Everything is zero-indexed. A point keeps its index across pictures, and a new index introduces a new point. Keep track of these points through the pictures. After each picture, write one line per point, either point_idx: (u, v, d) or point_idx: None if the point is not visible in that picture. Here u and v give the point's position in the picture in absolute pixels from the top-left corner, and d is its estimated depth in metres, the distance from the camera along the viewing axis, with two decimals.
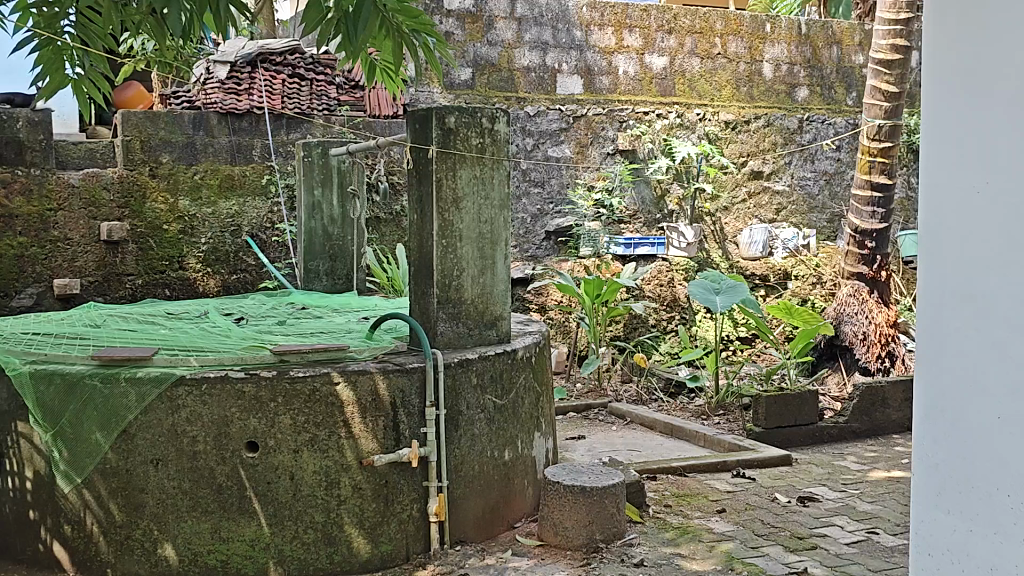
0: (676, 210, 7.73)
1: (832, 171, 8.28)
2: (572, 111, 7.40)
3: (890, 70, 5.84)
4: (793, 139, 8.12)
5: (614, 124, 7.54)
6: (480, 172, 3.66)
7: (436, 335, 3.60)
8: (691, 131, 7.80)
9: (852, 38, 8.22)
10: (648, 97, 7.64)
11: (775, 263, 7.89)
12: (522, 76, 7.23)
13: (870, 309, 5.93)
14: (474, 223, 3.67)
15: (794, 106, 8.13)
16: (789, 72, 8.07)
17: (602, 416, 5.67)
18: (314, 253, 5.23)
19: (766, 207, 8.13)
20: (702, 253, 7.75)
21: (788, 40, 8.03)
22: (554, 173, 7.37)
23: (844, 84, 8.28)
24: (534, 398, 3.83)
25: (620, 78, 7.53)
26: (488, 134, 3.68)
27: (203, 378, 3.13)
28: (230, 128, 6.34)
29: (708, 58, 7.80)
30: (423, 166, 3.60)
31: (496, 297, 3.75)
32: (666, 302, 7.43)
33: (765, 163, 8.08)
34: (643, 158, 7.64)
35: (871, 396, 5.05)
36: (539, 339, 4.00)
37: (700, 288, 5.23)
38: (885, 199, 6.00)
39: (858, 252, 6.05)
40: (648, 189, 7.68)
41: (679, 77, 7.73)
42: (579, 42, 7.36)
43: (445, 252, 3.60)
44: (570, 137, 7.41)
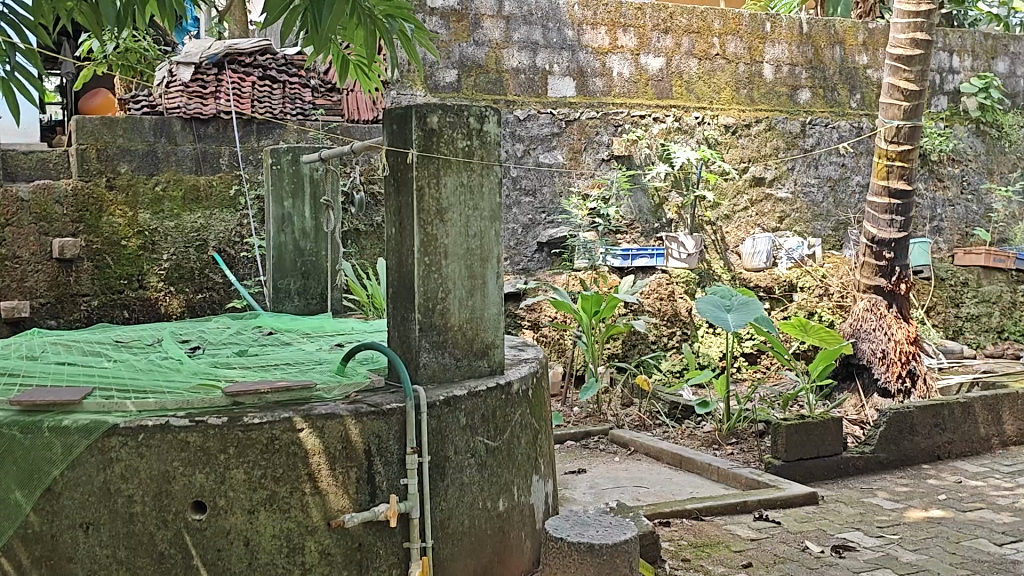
0: (675, 219, 7.26)
1: (837, 177, 7.84)
2: (564, 115, 6.93)
3: (909, 66, 5.41)
4: (796, 144, 7.68)
5: (609, 129, 7.08)
6: (467, 179, 3.19)
7: (418, 368, 3.12)
8: (689, 135, 7.35)
9: (856, 37, 7.81)
10: (643, 100, 7.19)
11: (780, 274, 7.44)
12: (510, 78, 6.76)
13: (890, 324, 5.51)
14: (461, 238, 3.19)
15: (796, 109, 7.70)
16: (791, 73, 7.65)
17: (602, 445, 5.19)
18: (284, 271, 4.74)
19: (769, 215, 7.67)
20: (703, 264, 7.29)
21: (789, 39, 7.60)
22: (546, 180, 6.91)
23: (849, 86, 7.85)
24: (531, 436, 3.36)
25: (615, 80, 7.09)
26: (476, 134, 3.21)
27: (141, 427, 2.66)
28: (194, 135, 5.87)
29: (707, 58, 7.37)
30: (401, 173, 3.12)
31: (487, 322, 3.28)
32: (666, 318, 6.95)
33: (767, 169, 7.63)
34: (640, 164, 7.18)
35: (899, 422, 4.58)
36: (536, 368, 3.52)
37: (710, 305, 4.75)
38: (904, 206, 5.56)
39: (874, 262, 5.62)
40: (645, 198, 7.18)
41: (676, 78, 7.29)
42: (571, 42, 6.91)
43: (428, 271, 3.12)
44: (562, 143, 6.94)
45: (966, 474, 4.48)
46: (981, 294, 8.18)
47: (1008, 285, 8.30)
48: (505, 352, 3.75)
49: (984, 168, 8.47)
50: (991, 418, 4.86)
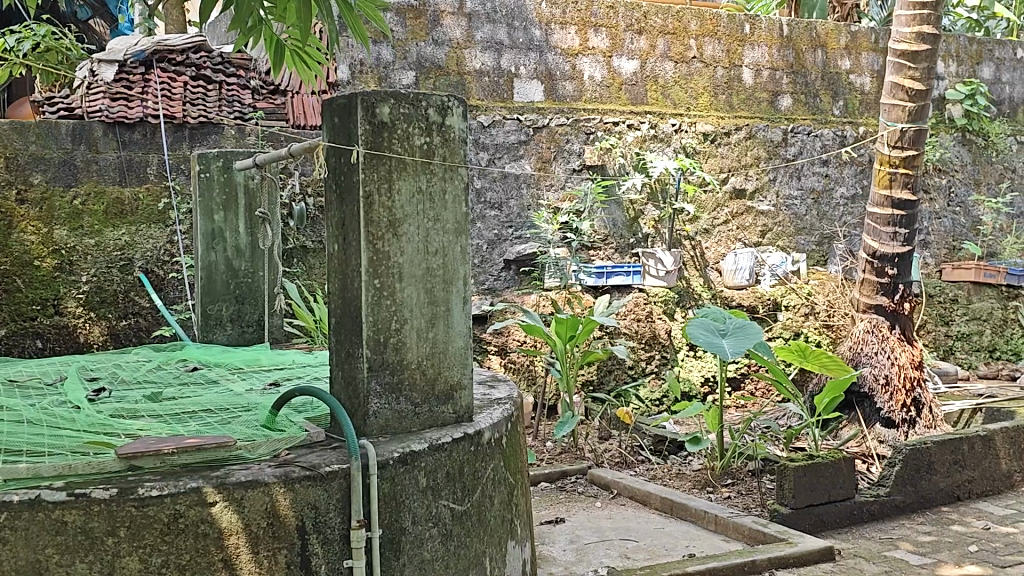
0: (651, 233, 6.73)
1: (820, 189, 7.36)
2: (531, 121, 6.39)
3: (915, 63, 4.97)
4: (777, 153, 7.20)
5: (581, 137, 6.55)
6: (426, 183, 2.61)
7: (367, 418, 2.52)
8: (666, 144, 6.84)
9: (837, 40, 7.35)
10: (617, 106, 6.66)
11: (763, 293, 7.00)
12: (473, 81, 6.21)
13: (892, 348, 5.04)
14: (420, 256, 2.61)
15: (777, 116, 7.21)
16: (771, 78, 7.16)
17: (580, 487, 4.61)
18: (214, 296, 4.12)
19: (750, 229, 7.17)
20: (682, 282, 6.77)
21: (769, 42, 7.12)
22: (512, 193, 6.36)
23: (831, 92, 7.38)
24: (507, 494, 2.77)
25: (586, 83, 6.55)
26: (437, 130, 2.63)
27: (2, 503, 2.03)
28: (118, 141, 5.24)
29: (683, 62, 6.86)
30: (345, 177, 2.56)
31: (452, 358, 2.68)
32: (644, 340, 6.41)
33: (747, 180, 7.14)
34: (614, 174, 6.66)
35: (916, 460, 4.07)
36: (510, 411, 2.94)
37: (702, 328, 4.24)
38: (907, 218, 5.08)
39: (875, 280, 5.13)
40: (620, 211, 6.66)
41: (651, 83, 6.77)
42: (539, 42, 6.37)
43: (378, 297, 2.54)
44: (530, 151, 6.40)
45: (992, 518, 3.97)
46: (971, 310, 7.79)
47: (999, 301, 7.89)
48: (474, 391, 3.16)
49: (970, 178, 8.07)
50: (1013, 452, 4.37)
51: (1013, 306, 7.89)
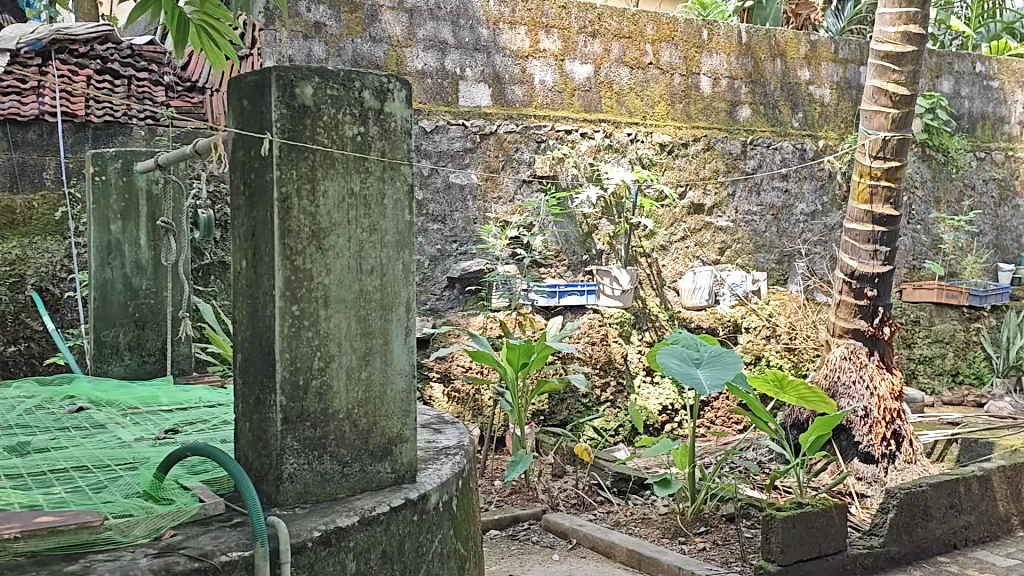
0: (606, 250, 6.27)
1: (780, 205, 6.97)
2: (478, 128, 5.89)
3: (900, 65, 4.61)
4: (736, 166, 6.79)
5: (531, 145, 6.07)
6: (360, 185, 2.08)
7: (281, 483, 1.98)
8: (621, 154, 6.38)
9: (797, 49, 6.94)
10: (569, 113, 6.19)
11: (723, 314, 6.55)
12: (416, 82, 5.66)
13: (872, 376, 4.64)
14: (350, 276, 2.07)
15: (736, 127, 6.79)
16: (729, 87, 6.73)
17: (534, 536, 4.08)
18: (109, 320, 3.52)
19: (708, 246, 6.73)
20: (638, 302, 6.30)
21: (727, 49, 6.69)
22: (457, 205, 5.83)
23: (790, 103, 6.98)
24: (457, 571, 2.24)
25: (536, 87, 6.07)
26: (374, 118, 2.11)
27: None
28: (10, 142, 4.62)
29: (639, 68, 6.40)
30: (256, 175, 2.01)
31: (391, 404, 2.15)
32: (599, 366, 5.95)
33: (706, 194, 6.71)
34: (567, 186, 6.19)
35: (911, 506, 3.64)
36: (461, 465, 2.40)
37: (674, 359, 3.77)
38: (889, 235, 4.70)
39: (853, 302, 4.74)
40: (573, 226, 6.18)
41: (606, 89, 6.30)
42: (486, 42, 5.87)
43: (297, 329, 1.99)
44: (476, 161, 5.89)
45: (997, 571, 3.55)
46: (933, 332, 7.49)
47: (961, 323, 7.60)
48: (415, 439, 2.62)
49: (930, 196, 7.79)
50: (1011, 493, 3.97)
51: (975, 328, 7.61)
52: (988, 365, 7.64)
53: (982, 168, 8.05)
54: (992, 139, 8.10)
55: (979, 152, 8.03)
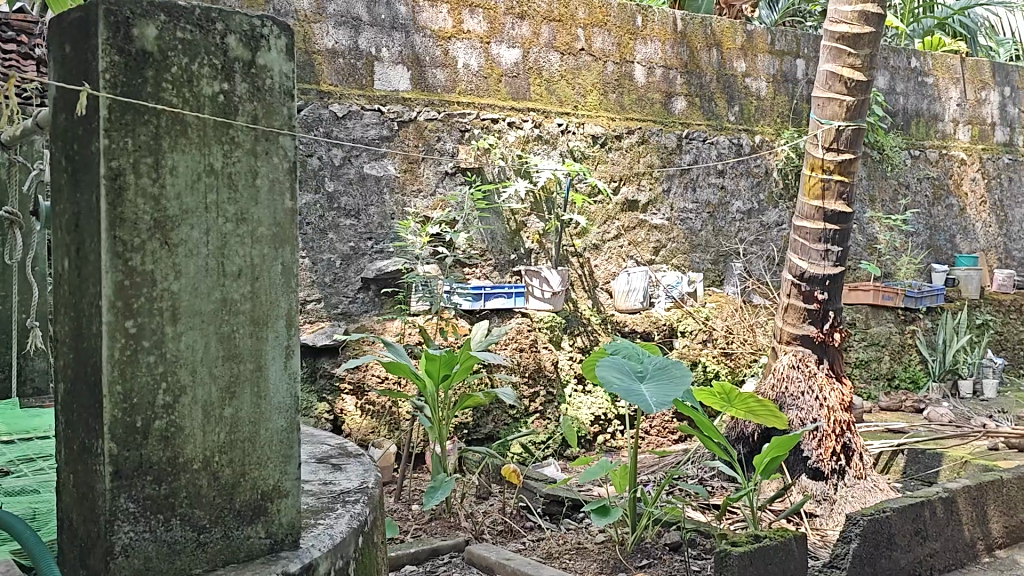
0: (535, 249, 5.83)
1: (715, 202, 6.63)
2: (396, 114, 5.38)
3: (856, 49, 4.29)
4: (671, 161, 6.41)
5: (454, 135, 5.58)
6: (222, 160, 1.60)
7: (112, 558, 1.49)
8: (551, 147, 5.94)
9: (733, 39, 6.60)
10: (495, 100, 5.72)
11: (658, 318, 6.13)
12: (325, 62, 5.15)
13: (821, 387, 4.30)
14: (210, 281, 1.58)
15: (670, 120, 6.41)
16: (664, 77, 6.35)
17: (455, 572, 3.59)
18: None
19: (642, 245, 6.33)
20: (568, 305, 5.87)
21: (662, 37, 6.31)
22: (372, 198, 5.31)
23: (726, 96, 6.63)
24: None
25: (460, 72, 5.59)
26: (241, 72, 1.62)
27: None
28: None
29: (570, 54, 5.97)
30: (79, 145, 1.51)
31: (267, 446, 1.68)
32: (529, 374, 5.45)
33: (640, 190, 6.32)
34: (493, 180, 5.71)
35: (876, 534, 3.27)
36: (363, 516, 1.94)
37: (615, 371, 3.34)
38: (840, 234, 4.38)
39: (802, 306, 4.40)
40: (499, 222, 5.71)
41: (534, 75, 5.86)
42: (405, 20, 5.37)
43: (133, 352, 1.50)
44: (394, 150, 5.38)
45: None
46: (871, 336, 7.14)
47: (897, 326, 7.29)
48: (306, 481, 2.15)
49: (865, 195, 7.56)
50: (976, 515, 3.64)
51: (910, 330, 7.33)
52: (924, 368, 7.34)
53: (916, 166, 7.85)
54: (926, 137, 7.91)
55: (914, 150, 7.83)
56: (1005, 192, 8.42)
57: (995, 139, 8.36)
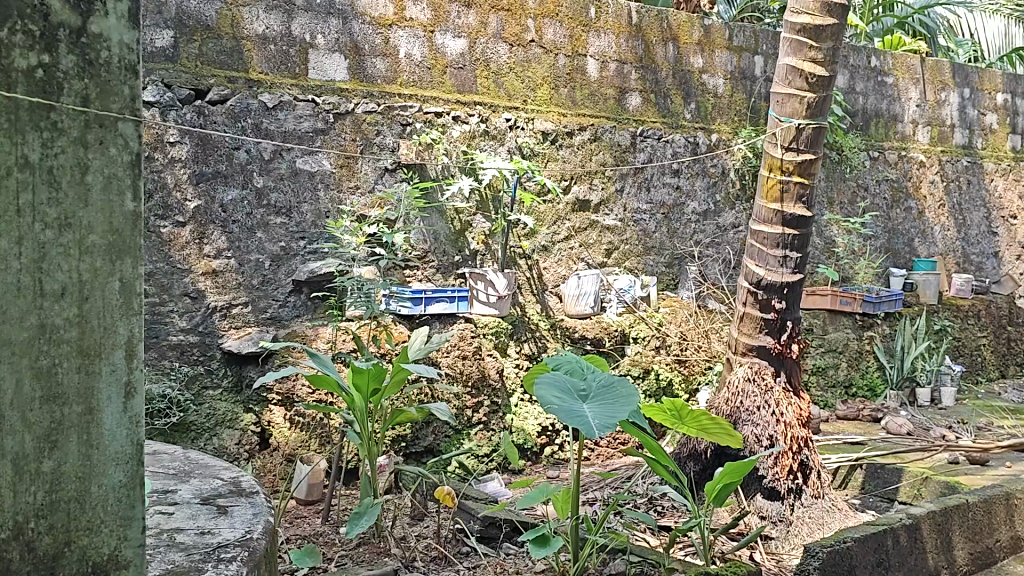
0: (481, 250, 5.53)
1: (670, 203, 6.37)
2: (331, 105, 5.05)
3: (818, 41, 4.03)
4: (624, 159, 6.14)
5: (394, 128, 5.25)
6: (40, 154, 1.60)
7: None
8: (499, 142, 5.63)
9: (690, 34, 6.34)
10: (439, 92, 5.41)
11: (609, 323, 5.85)
12: (255, 49, 4.82)
13: (778, 401, 4.04)
14: (27, 306, 1.60)
15: (624, 117, 6.14)
16: (618, 72, 6.07)
17: None
18: None
19: (593, 247, 6.05)
20: (515, 309, 5.58)
21: (616, 30, 6.04)
22: (305, 195, 4.98)
23: (682, 92, 6.38)
24: None
25: (401, 62, 5.27)
26: (67, 40, 1.61)
27: None
28: None
29: (519, 45, 5.67)
30: None
31: (100, 507, 1.72)
32: (471, 384, 5.16)
33: (592, 189, 6.04)
34: (436, 176, 5.39)
35: (835, 566, 3.02)
36: None
37: (555, 390, 3.04)
38: (800, 239, 4.14)
39: (759, 315, 4.15)
40: (442, 221, 5.40)
41: (481, 67, 5.55)
42: (342, 6, 5.04)
43: None
44: (329, 144, 5.04)
45: None
46: (828, 342, 6.93)
47: (855, 332, 7.10)
48: (171, 557, 2.20)
49: (823, 197, 7.36)
50: (940, 542, 3.41)
51: (868, 336, 7.12)
52: (881, 375, 7.12)
53: (875, 167, 7.67)
54: (885, 138, 7.74)
55: (873, 152, 7.66)
56: (963, 195, 8.28)
57: (954, 141, 8.23)
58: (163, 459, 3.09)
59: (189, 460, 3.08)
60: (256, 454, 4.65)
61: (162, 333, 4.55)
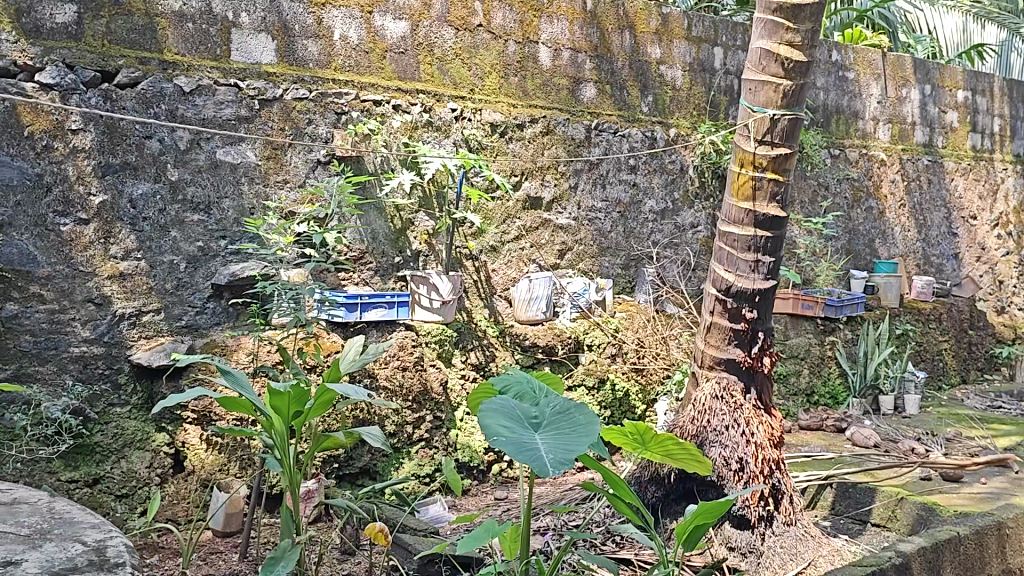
0: (424, 251, 5.09)
1: (626, 201, 5.99)
2: (256, 91, 4.57)
3: (796, 22, 3.69)
4: (578, 154, 5.74)
5: (327, 117, 4.79)
6: None
7: None
8: (443, 135, 5.18)
9: (648, 22, 5.96)
10: (378, 79, 4.95)
11: (562, 329, 5.44)
12: (170, 27, 4.33)
13: (748, 421, 3.69)
14: None
15: (578, 109, 5.75)
16: (572, 61, 5.67)
17: None
18: None
19: (545, 248, 5.64)
20: (461, 315, 5.15)
21: (570, 16, 5.64)
22: (227, 189, 4.51)
23: (639, 84, 6.00)
24: None
25: (336, 44, 4.80)
26: None
27: None
28: None
29: (465, 30, 5.24)
30: None
31: None
32: (410, 398, 4.70)
33: (544, 186, 5.63)
34: (373, 171, 4.92)
35: None
36: None
37: (502, 417, 2.61)
38: (773, 243, 3.79)
39: (727, 326, 3.79)
40: (380, 219, 4.95)
41: (424, 53, 5.10)
42: None
43: None
44: (254, 134, 4.57)
45: None
46: (789, 347, 6.62)
47: (816, 337, 6.80)
48: None
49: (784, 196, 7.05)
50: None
51: (830, 341, 6.83)
52: (843, 382, 6.83)
53: (836, 166, 7.38)
54: (847, 135, 7.46)
55: (834, 149, 7.37)
56: (924, 195, 8.04)
57: (914, 139, 7.99)
58: (19, 516, 2.76)
59: (50, 517, 2.76)
60: (169, 480, 4.15)
61: (61, 343, 4.06)
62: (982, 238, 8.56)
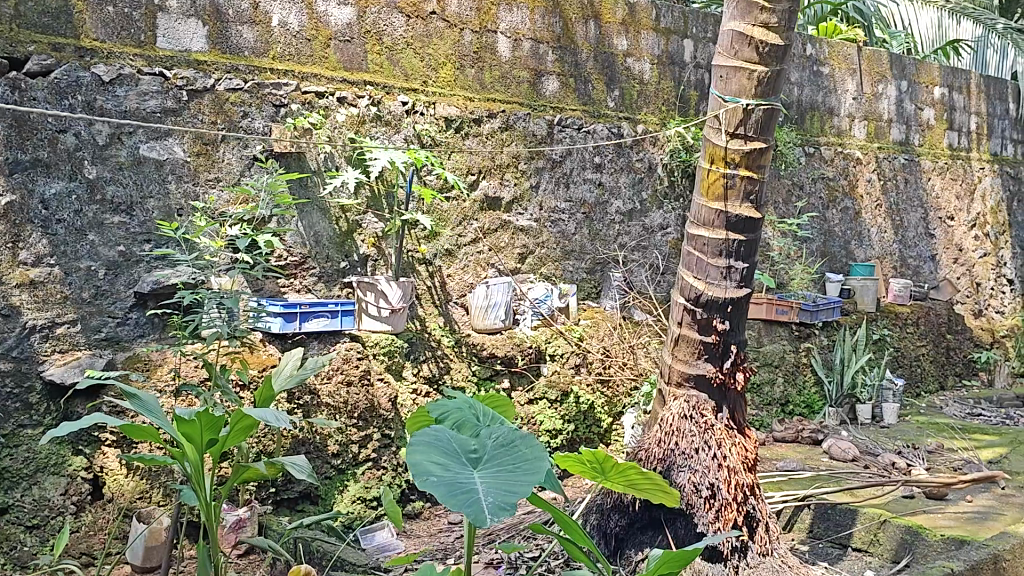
0: (372, 255, 4.74)
1: (592, 201, 5.65)
2: (185, 80, 4.18)
3: (772, 3, 3.36)
4: (540, 152, 5.40)
5: (264, 111, 4.40)
6: None
7: None
8: (393, 130, 4.81)
9: (614, 11, 5.63)
10: (320, 69, 4.58)
11: (522, 339, 5.10)
12: (87, 10, 3.94)
13: (720, 442, 3.38)
14: None
15: (540, 103, 5.41)
16: (533, 52, 5.33)
17: None
18: None
19: (505, 251, 5.29)
20: (413, 324, 4.79)
21: (530, 4, 5.29)
22: (152, 187, 4.12)
23: (605, 78, 5.67)
24: None
25: (274, 31, 4.43)
26: None
27: None
28: None
29: (417, 18, 4.87)
30: None
31: None
32: (355, 415, 4.35)
33: (503, 185, 5.28)
34: (316, 168, 4.54)
35: None
36: None
37: (435, 453, 2.26)
38: (747, 247, 3.47)
39: (697, 338, 3.47)
40: (324, 221, 4.58)
41: (372, 42, 4.73)
42: None
43: None
44: (182, 127, 4.18)
45: None
46: (762, 355, 6.32)
47: (791, 343, 6.51)
48: None
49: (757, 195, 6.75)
50: None
51: (805, 348, 6.53)
52: (819, 391, 6.54)
53: (810, 164, 7.10)
54: (821, 133, 7.18)
55: (808, 147, 7.08)
56: (900, 195, 7.77)
57: (890, 137, 7.72)
58: None
59: None
60: (86, 508, 3.76)
61: None
62: (960, 239, 8.31)
